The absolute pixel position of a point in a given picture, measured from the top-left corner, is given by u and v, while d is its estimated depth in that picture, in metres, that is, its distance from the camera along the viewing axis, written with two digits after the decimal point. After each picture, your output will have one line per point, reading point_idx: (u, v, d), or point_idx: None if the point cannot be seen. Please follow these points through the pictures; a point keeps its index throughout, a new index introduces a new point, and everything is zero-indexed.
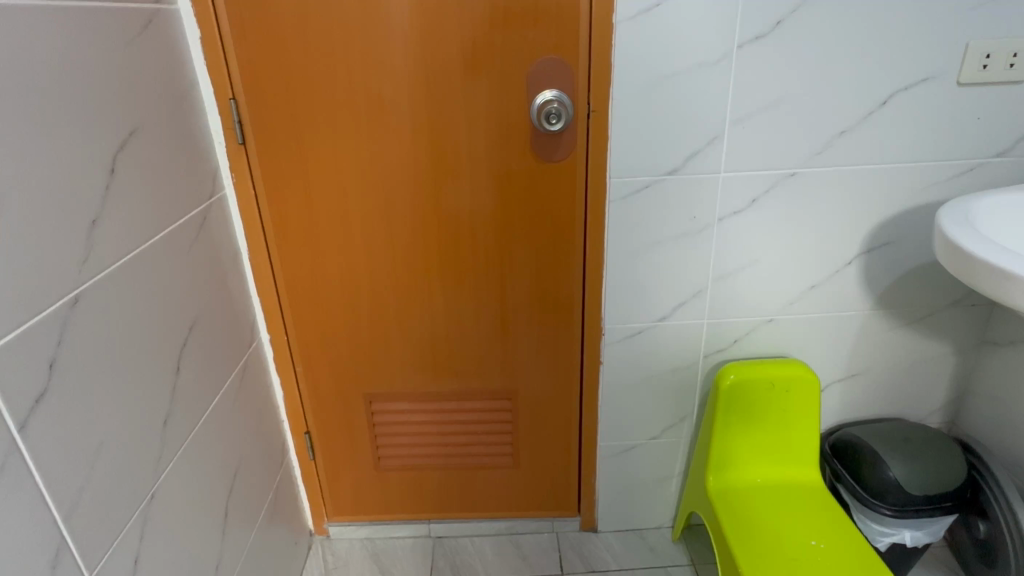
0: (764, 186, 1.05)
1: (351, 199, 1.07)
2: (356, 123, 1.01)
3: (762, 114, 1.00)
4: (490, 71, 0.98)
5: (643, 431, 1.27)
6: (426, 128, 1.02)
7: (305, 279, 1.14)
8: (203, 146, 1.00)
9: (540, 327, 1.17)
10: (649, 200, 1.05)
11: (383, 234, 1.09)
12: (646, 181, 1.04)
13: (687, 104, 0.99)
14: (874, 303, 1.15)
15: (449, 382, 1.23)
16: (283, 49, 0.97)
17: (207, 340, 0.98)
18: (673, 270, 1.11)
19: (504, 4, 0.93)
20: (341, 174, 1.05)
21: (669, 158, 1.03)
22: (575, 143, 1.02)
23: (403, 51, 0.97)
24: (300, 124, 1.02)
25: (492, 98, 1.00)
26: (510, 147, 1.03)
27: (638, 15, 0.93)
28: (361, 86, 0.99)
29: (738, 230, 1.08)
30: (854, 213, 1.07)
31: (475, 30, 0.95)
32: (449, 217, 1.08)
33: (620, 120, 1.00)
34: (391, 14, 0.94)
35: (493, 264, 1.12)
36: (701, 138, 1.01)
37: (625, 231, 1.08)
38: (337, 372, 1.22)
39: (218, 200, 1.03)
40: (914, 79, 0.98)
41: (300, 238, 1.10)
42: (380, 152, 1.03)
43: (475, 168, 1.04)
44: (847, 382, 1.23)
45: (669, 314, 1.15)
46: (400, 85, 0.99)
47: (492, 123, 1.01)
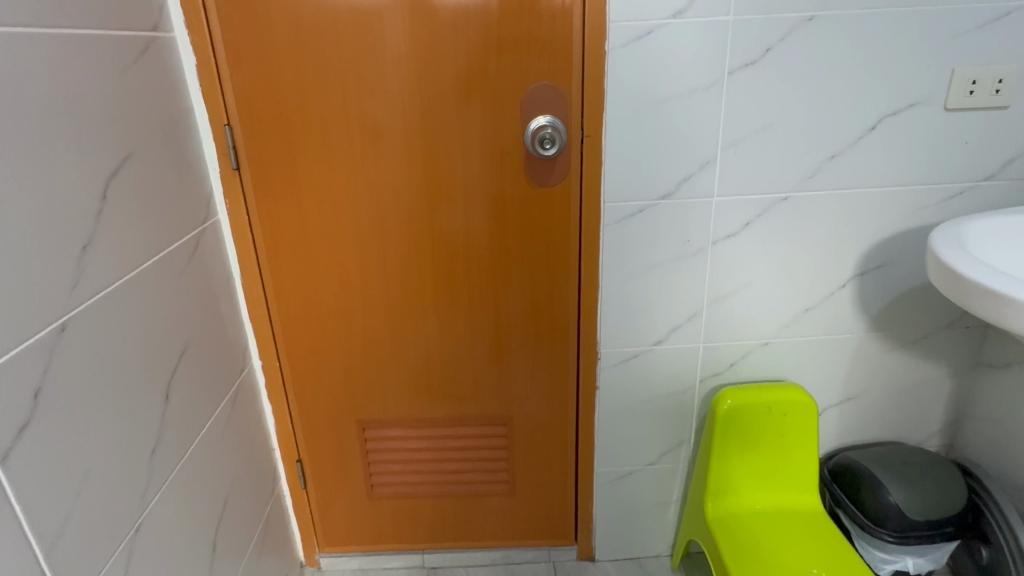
0: (757, 210, 1.05)
1: (343, 224, 1.07)
2: (351, 148, 1.02)
3: (753, 138, 1.01)
4: (483, 96, 0.99)
5: (640, 457, 1.25)
6: (422, 153, 1.02)
7: (298, 304, 1.13)
8: (197, 171, 0.99)
9: (536, 351, 1.16)
10: (642, 224, 1.05)
11: (379, 259, 1.09)
12: (639, 206, 1.04)
13: (680, 129, 1.00)
14: (870, 325, 1.14)
15: (444, 408, 1.21)
16: (279, 76, 0.98)
17: (197, 367, 0.97)
18: (668, 293, 1.11)
19: (497, 31, 0.95)
20: (333, 199, 1.05)
21: (663, 183, 1.03)
22: (569, 168, 1.02)
23: (399, 76, 0.98)
24: (295, 149, 1.02)
25: (486, 123, 1.00)
26: (505, 172, 1.03)
27: (631, 42, 0.94)
28: (356, 112, 1.00)
29: (732, 254, 1.08)
30: (847, 235, 1.08)
31: (470, 56, 0.96)
32: (445, 242, 1.08)
33: (613, 145, 1.00)
34: (386, 41, 0.96)
35: (487, 288, 1.11)
36: (693, 163, 1.02)
37: (620, 254, 1.08)
38: (330, 399, 1.21)
39: (211, 225, 1.03)
40: (901, 104, 0.99)
41: (295, 263, 1.10)
42: (375, 177, 1.03)
43: (470, 191, 1.04)
44: (844, 406, 1.22)
45: (664, 338, 1.14)
46: (396, 110, 1.00)
47: (486, 147, 1.02)
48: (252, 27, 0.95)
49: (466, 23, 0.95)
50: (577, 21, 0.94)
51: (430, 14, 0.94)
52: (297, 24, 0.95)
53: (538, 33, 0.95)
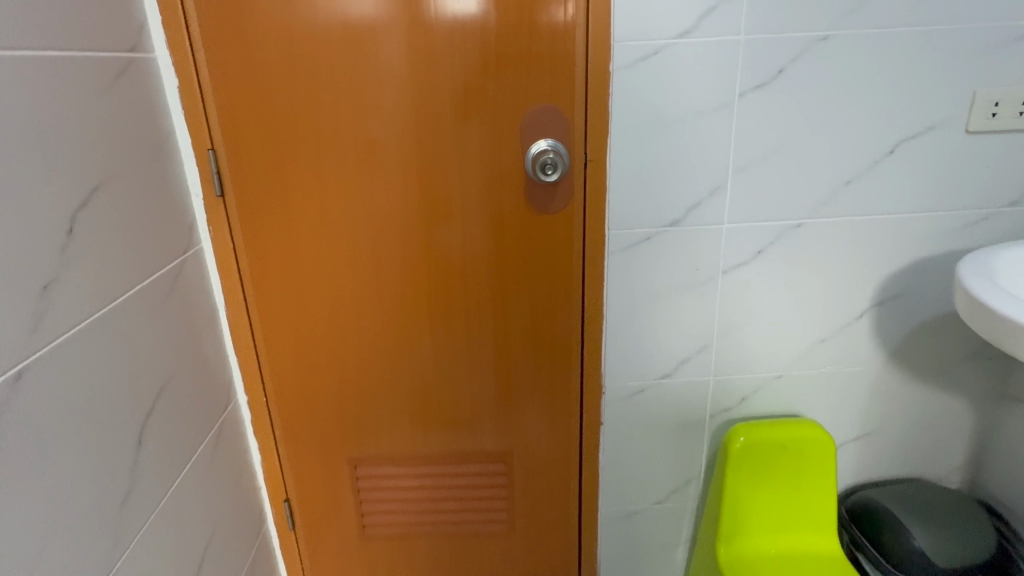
0: (769, 237, 1.00)
1: (335, 252, 1.01)
2: (344, 171, 0.97)
3: (765, 162, 0.96)
4: (482, 118, 0.94)
5: (646, 496, 1.18)
6: (418, 177, 0.97)
7: (286, 335, 1.07)
8: (179, 197, 0.94)
9: (537, 384, 1.10)
10: (649, 252, 1.00)
11: (372, 287, 1.03)
12: (646, 233, 0.99)
13: (688, 153, 0.95)
14: (888, 357, 1.09)
15: (441, 444, 1.15)
16: (267, 98, 0.93)
17: (177, 407, 0.90)
18: (675, 324, 1.05)
19: (496, 52, 0.91)
20: (325, 226, 1.00)
21: (671, 210, 0.98)
22: (572, 194, 0.97)
23: (394, 98, 0.93)
24: (283, 173, 0.97)
25: (485, 146, 0.95)
26: (505, 197, 0.98)
27: (636, 63, 0.90)
28: (348, 135, 0.95)
29: (743, 283, 1.03)
30: (863, 263, 1.02)
31: (468, 77, 0.92)
32: (442, 269, 1.03)
33: (619, 171, 0.95)
34: (380, 60, 0.91)
35: (486, 317, 1.06)
36: (703, 189, 0.97)
37: (625, 283, 1.02)
38: (320, 435, 1.14)
39: (194, 254, 0.97)
40: (920, 128, 0.95)
41: (283, 293, 1.04)
42: (369, 202, 0.98)
43: (468, 216, 0.99)
44: (862, 442, 1.15)
45: (672, 372, 1.08)
46: (390, 133, 0.95)
47: (486, 170, 0.97)
48: (239, 48, 0.91)
49: (464, 43, 0.90)
50: (579, 41, 0.90)
51: (427, 33, 0.90)
52: (287, 44, 0.90)
53: (539, 53, 0.90)
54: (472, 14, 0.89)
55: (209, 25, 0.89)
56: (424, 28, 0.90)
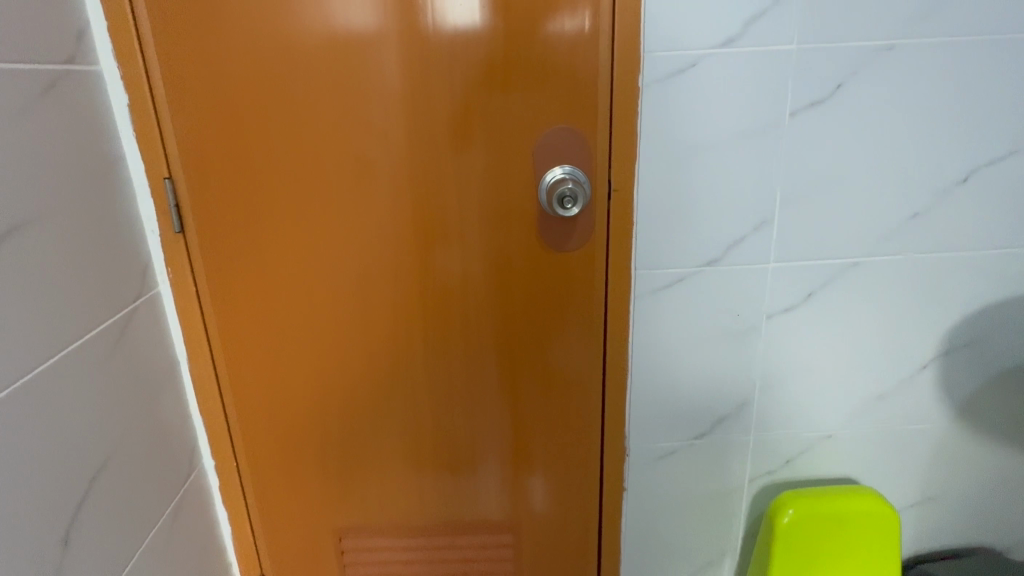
0: (821, 278, 0.86)
1: (314, 296, 0.87)
2: (325, 202, 0.83)
3: (818, 192, 0.82)
4: (487, 141, 0.80)
5: (675, 570, 1.03)
6: (411, 210, 0.84)
7: (260, 390, 0.93)
8: (130, 235, 0.80)
9: (549, 444, 0.96)
10: (682, 296, 0.86)
11: (358, 336, 0.90)
12: (679, 274, 0.85)
13: (729, 182, 0.81)
14: (954, 413, 0.94)
15: (439, 511, 1.00)
16: (235, 121, 0.80)
17: (125, 484, 0.76)
18: (711, 378, 0.91)
19: (503, 64, 0.77)
20: (302, 266, 0.86)
21: (708, 248, 0.84)
22: (593, 229, 0.83)
23: (382, 119, 0.80)
24: (255, 205, 0.83)
25: (489, 174, 0.82)
26: (512, 232, 0.84)
27: (670, 77, 0.76)
28: (330, 162, 0.82)
29: (790, 331, 0.89)
30: (929, 307, 0.88)
31: (469, 95, 0.79)
32: (440, 315, 0.89)
33: (648, 202, 0.81)
34: (367, 74, 0.78)
35: (491, 368, 0.91)
36: (746, 224, 0.83)
37: (654, 331, 0.88)
38: (299, 502, 0.99)
39: (148, 301, 0.82)
40: (999, 152, 0.81)
41: (256, 342, 0.90)
42: (354, 238, 0.85)
43: (471, 253, 0.86)
44: (922, 508, 1.01)
45: (707, 431, 0.94)
46: (379, 160, 0.82)
47: (491, 200, 0.83)
48: (200, 62, 0.77)
49: (465, 54, 0.77)
50: (600, 53, 0.76)
51: (421, 43, 0.77)
52: (257, 57, 0.77)
53: (552, 67, 0.77)
54: (474, 22, 0.76)
55: (165, 36, 0.76)
56: (417, 39, 0.77)
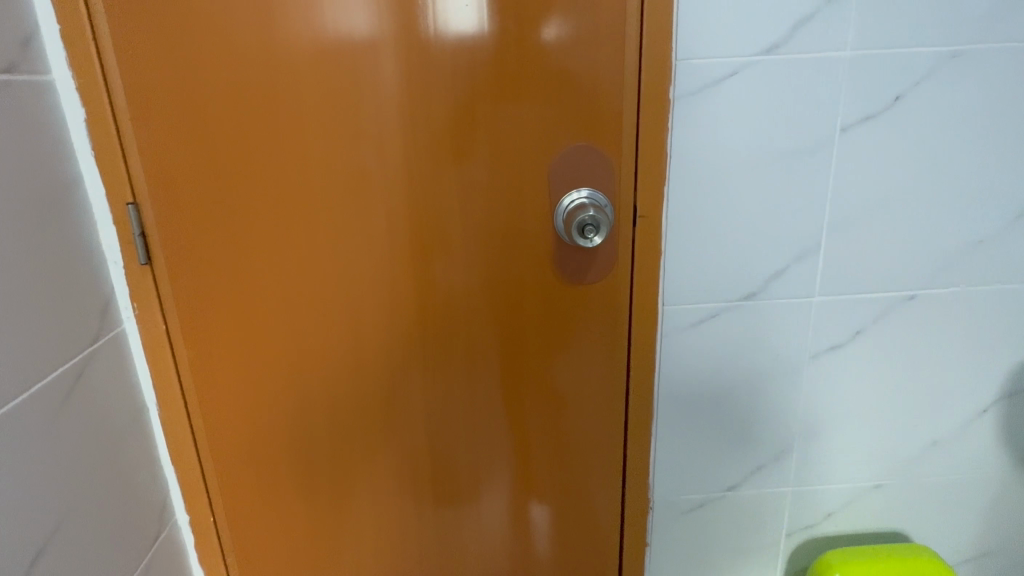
0: (872, 313, 0.76)
1: (302, 332, 0.78)
2: (313, 228, 0.74)
3: (870, 218, 0.72)
4: (496, 159, 0.71)
5: None
6: (409, 237, 0.74)
7: (240, 435, 0.83)
8: (88, 268, 0.70)
9: (562, 494, 0.86)
10: (715, 333, 0.76)
11: (350, 376, 0.80)
12: (712, 309, 0.75)
13: (770, 206, 0.72)
14: (1017, 462, 0.84)
15: (439, 565, 0.90)
16: (210, 138, 0.71)
17: (77, 559, 0.66)
18: (745, 423, 0.81)
19: (515, 74, 0.68)
20: (287, 299, 0.77)
21: (745, 280, 0.74)
22: (616, 258, 0.74)
23: (376, 135, 0.71)
24: (233, 231, 0.74)
25: (497, 197, 0.73)
26: (522, 261, 0.75)
27: (706, 88, 0.67)
28: (317, 184, 0.72)
29: (834, 371, 0.79)
30: (992, 346, 0.78)
31: (475, 109, 0.70)
32: (441, 353, 0.79)
33: (678, 229, 0.72)
34: (360, 85, 0.69)
35: (498, 411, 0.82)
36: (788, 253, 0.73)
37: (683, 371, 0.78)
38: (284, 557, 0.90)
39: (109, 342, 0.73)
40: None
41: (236, 383, 0.81)
42: (346, 268, 0.75)
43: (476, 284, 0.76)
44: (977, 564, 0.90)
45: (740, 482, 0.84)
46: (373, 181, 0.72)
47: (500, 225, 0.74)
48: (168, 71, 0.68)
49: (472, 62, 0.68)
50: (624, 61, 0.67)
51: (420, 50, 0.68)
52: (234, 65, 0.68)
53: (568, 76, 0.68)
54: (480, 25, 0.67)
55: (127, 42, 0.67)
56: (415, 46, 0.68)
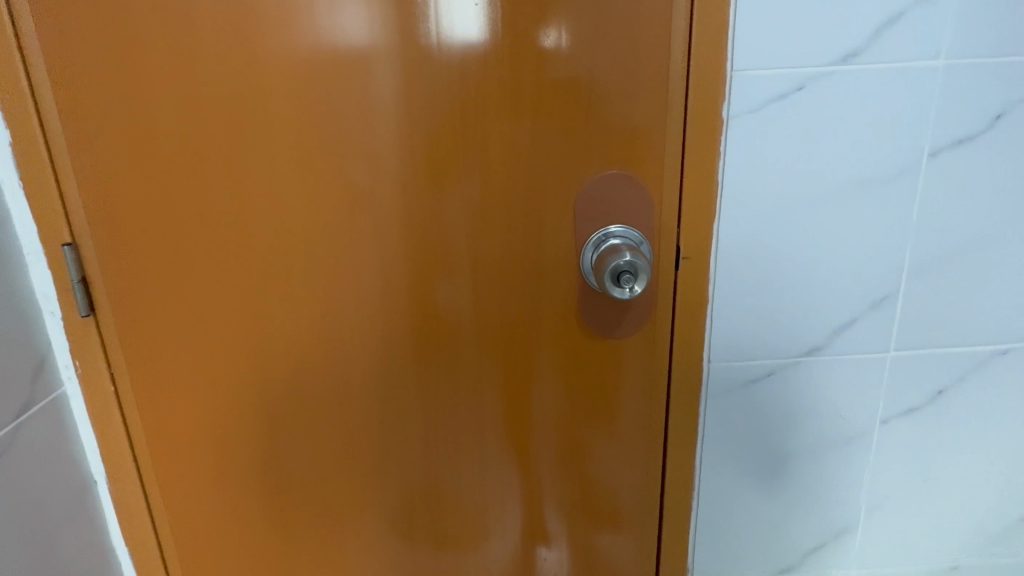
0: (956, 371, 0.64)
1: (279, 389, 0.67)
2: (293, 270, 0.62)
3: (959, 261, 0.60)
4: (511, 191, 0.60)
5: None
6: (407, 280, 0.63)
7: (210, 507, 0.71)
8: (16, 323, 0.58)
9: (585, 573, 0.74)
10: (769, 395, 0.64)
11: (338, 439, 0.68)
12: (767, 368, 0.63)
13: (839, 247, 0.60)
14: None
15: None
16: (167, 166, 0.60)
17: None
18: (803, 497, 0.69)
19: (534, 90, 0.57)
20: (263, 352, 0.65)
21: (807, 334, 0.62)
22: (654, 305, 0.62)
23: (362, 162, 0.59)
24: (200, 273, 0.63)
25: (512, 233, 0.61)
26: (540, 308, 0.63)
27: (766, 106, 0.55)
28: (294, 218, 0.61)
29: (910, 438, 0.67)
30: None
31: (486, 129, 0.58)
32: (444, 412, 0.67)
33: (728, 274, 0.60)
34: (348, 104, 0.58)
35: (512, 479, 0.70)
36: (860, 302, 0.61)
37: (730, 439, 0.66)
38: None
39: (42, 410, 0.61)
40: None
41: (204, 448, 0.69)
42: (331, 316, 0.64)
43: (487, 335, 0.65)
44: None
45: (794, 564, 0.72)
46: (360, 216, 0.61)
47: (515, 266, 0.62)
48: (112, 89, 0.57)
49: (482, 75, 0.56)
50: (662, 73, 0.56)
51: (418, 61, 0.56)
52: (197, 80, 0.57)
53: (596, 91, 0.57)
54: (488, 29, 0.55)
55: (64, 54, 0.56)
56: (407, 54, 0.56)
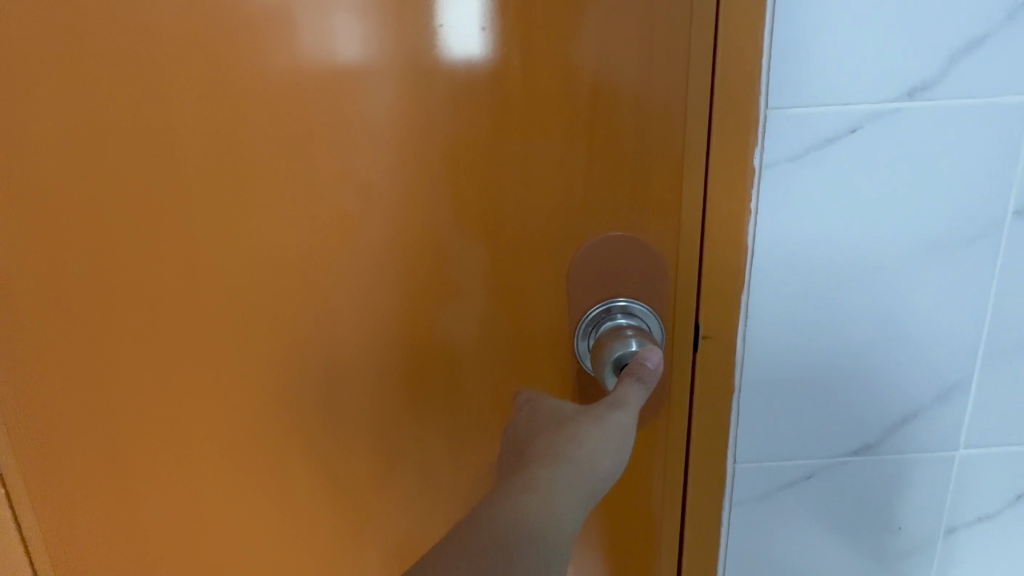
0: None
1: (235, 456, 0.59)
2: (243, 329, 0.54)
3: None
4: (492, 244, 0.50)
5: None
6: (373, 347, 0.53)
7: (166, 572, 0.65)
8: None
9: None
10: (809, 499, 0.53)
11: (300, 513, 0.60)
12: (806, 466, 0.52)
13: (901, 325, 0.48)
14: None
15: None
16: (91, 211, 0.52)
17: None
18: None
19: (520, 128, 0.47)
20: (215, 415, 0.57)
21: (858, 428, 0.50)
22: (667, 390, 0.50)
23: (311, 211, 0.50)
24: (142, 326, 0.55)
25: (495, 295, 0.51)
26: (530, 379, 0.54)
27: (811, 152, 0.44)
28: (243, 271, 0.52)
29: (982, 551, 0.54)
30: None
31: (462, 173, 0.48)
32: (419, 492, 0.58)
33: (760, 355, 0.49)
34: (299, 143, 0.49)
35: None
36: (924, 391, 0.50)
37: (761, 548, 0.54)
38: None
39: None
40: None
41: (148, 520, 0.62)
42: (288, 382, 0.55)
43: (467, 409, 0.55)
44: None
45: None
46: (311, 274, 0.52)
47: (501, 331, 0.52)
48: (28, 121, 0.50)
49: (457, 111, 0.47)
50: (673, 109, 0.45)
51: (380, 92, 0.47)
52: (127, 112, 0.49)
53: (590, 131, 0.46)
54: (460, 54, 0.45)
55: None
56: (362, 84, 0.47)
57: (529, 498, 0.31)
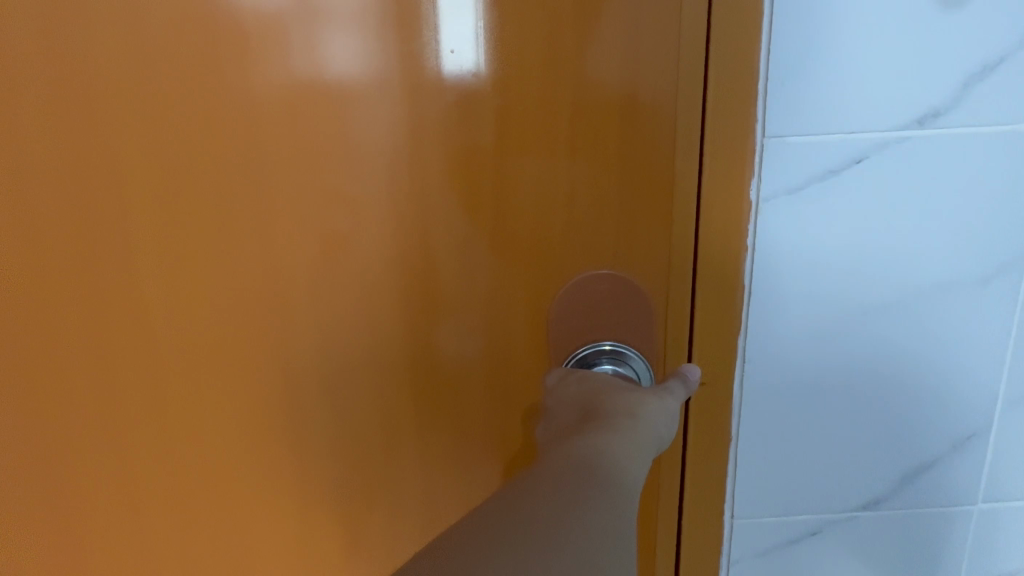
0: None
1: (194, 504, 0.54)
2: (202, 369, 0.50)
3: None
4: (469, 279, 0.46)
5: None
6: (341, 387, 0.50)
7: None
8: None
9: None
10: (813, 556, 0.49)
11: (268, 559, 0.56)
12: (810, 522, 0.48)
13: (912, 371, 0.44)
14: None
15: None
16: (25, 238, 0.48)
17: None
18: None
19: (496, 155, 0.43)
20: (171, 461, 0.53)
21: (865, 481, 0.47)
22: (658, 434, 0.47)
23: (272, 244, 0.46)
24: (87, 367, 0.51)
25: (472, 332, 0.48)
26: (512, 420, 0.50)
27: (812, 184, 0.40)
28: (200, 307, 0.49)
29: None
30: None
31: (435, 203, 0.45)
32: (394, 538, 0.55)
33: (758, 402, 0.45)
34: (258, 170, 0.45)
35: None
36: (938, 442, 0.45)
37: None
38: None
39: None
40: None
41: (94, 572, 0.57)
42: (251, 426, 0.51)
43: (444, 453, 0.51)
44: None
45: None
46: (273, 311, 0.48)
47: (480, 370, 0.49)
48: None
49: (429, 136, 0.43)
50: (662, 134, 0.42)
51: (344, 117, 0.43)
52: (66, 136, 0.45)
53: (572, 160, 0.43)
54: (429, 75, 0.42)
55: None
56: (324, 106, 0.43)
57: (609, 451, 0.37)
